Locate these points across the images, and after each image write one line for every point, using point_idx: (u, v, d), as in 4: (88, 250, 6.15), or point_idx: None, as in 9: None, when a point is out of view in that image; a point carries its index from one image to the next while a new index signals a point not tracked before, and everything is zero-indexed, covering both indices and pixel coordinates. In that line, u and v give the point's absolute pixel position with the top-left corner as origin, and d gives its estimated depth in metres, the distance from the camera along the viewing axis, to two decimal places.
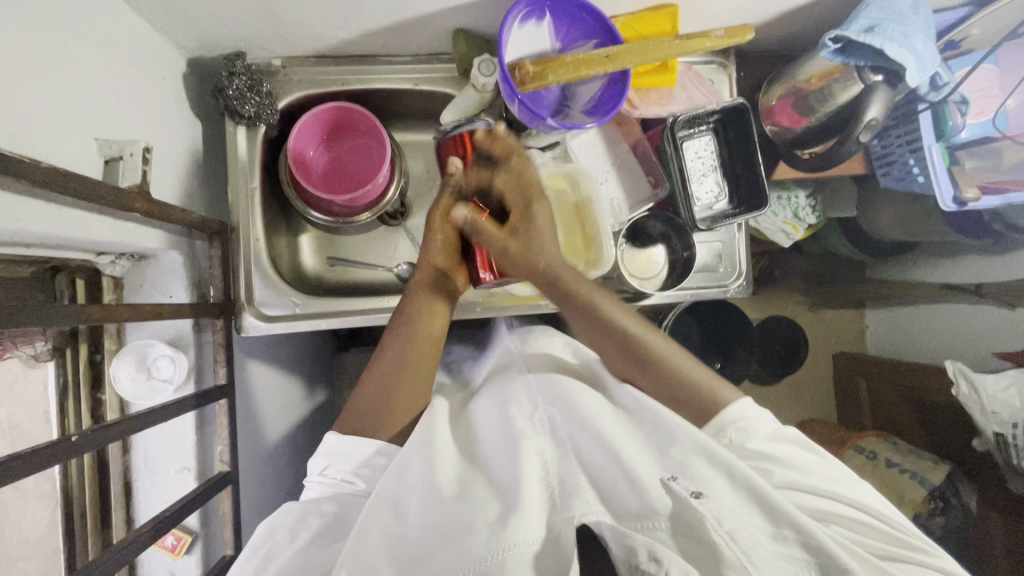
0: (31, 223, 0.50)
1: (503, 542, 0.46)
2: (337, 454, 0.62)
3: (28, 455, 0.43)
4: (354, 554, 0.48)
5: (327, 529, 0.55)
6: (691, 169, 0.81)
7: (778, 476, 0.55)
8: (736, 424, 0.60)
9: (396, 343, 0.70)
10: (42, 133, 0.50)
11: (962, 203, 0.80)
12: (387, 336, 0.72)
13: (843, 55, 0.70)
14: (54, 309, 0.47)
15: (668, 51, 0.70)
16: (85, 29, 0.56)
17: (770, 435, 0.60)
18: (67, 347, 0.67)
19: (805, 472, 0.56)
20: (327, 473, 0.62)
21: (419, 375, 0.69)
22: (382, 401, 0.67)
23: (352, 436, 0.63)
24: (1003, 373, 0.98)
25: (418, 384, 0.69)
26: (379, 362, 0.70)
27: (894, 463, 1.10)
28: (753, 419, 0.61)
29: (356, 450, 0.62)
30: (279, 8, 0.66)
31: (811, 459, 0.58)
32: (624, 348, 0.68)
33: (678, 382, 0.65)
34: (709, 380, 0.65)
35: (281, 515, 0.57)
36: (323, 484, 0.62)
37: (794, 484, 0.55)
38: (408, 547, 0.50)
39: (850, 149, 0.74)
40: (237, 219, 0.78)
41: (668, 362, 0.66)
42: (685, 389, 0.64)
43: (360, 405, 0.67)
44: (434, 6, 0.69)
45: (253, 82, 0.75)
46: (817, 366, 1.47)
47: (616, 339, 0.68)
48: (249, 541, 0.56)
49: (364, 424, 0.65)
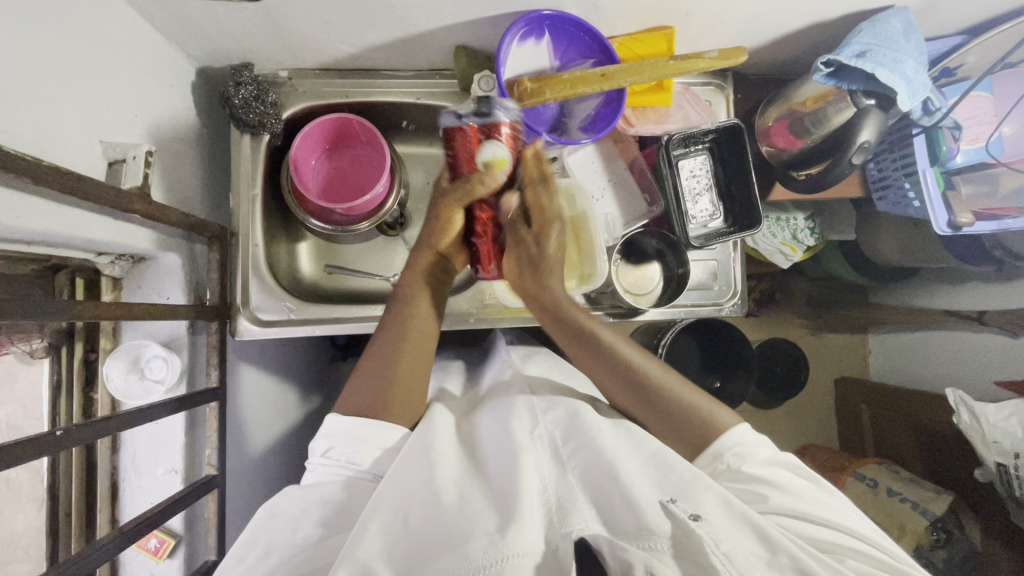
0: (32, 220, 0.51)
1: (505, 551, 0.46)
2: (341, 437, 0.62)
3: (13, 446, 0.43)
4: (350, 554, 0.48)
5: (329, 518, 0.56)
6: (686, 188, 0.82)
7: (772, 502, 0.55)
8: (735, 449, 0.60)
9: (395, 322, 0.70)
10: (47, 133, 0.51)
11: (956, 227, 0.80)
12: (383, 321, 0.72)
13: (835, 79, 0.72)
14: (48, 304, 0.47)
15: (662, 71, 0.71)
16: (96, 36, 0.58)
17: (768, 461, 0.59)
18: (64, 345, 0.68)
19: (801, 499, 0.55)
20: (329, 455, 0.62)
21: (422, 353, 0.69)
22: (384, 384, 0.66)
23: (358, 420, 0.63)
24: (1006, 403, 0.97)
25: (421, 366, 0.69)
26: (379, 340, 0.69)
27: (895, 492, 1.09)
28: (751, 445, 0.60)
29: (367, 434, 0.62)
30: (286, 22, 0.68)
31: (809, 488, 0.57)
32: (632, 387, 0.65)
33: (669, 406, 0.64)
34: (703, 404, 0.64)
35: (283, 501, 0.58)
36: (326, 466, 0.62)
37: (788, 511, 0.54)
38: (408, 550, 0.50)
39: (843, 170, 0.76)
40: (237, 225, 0.80)
41: (672, 396, 0.64)
42: (673, 410, 0.63)
43: (366, 389, 0.66)
44: (436, 23, 0.71)
45: (258, 92, 0.77)
46: (820, 392, 1.45)
47: (619, 376, 0.66)
48: (249, 526, 0.57)
49: (372, 410, 0.64)
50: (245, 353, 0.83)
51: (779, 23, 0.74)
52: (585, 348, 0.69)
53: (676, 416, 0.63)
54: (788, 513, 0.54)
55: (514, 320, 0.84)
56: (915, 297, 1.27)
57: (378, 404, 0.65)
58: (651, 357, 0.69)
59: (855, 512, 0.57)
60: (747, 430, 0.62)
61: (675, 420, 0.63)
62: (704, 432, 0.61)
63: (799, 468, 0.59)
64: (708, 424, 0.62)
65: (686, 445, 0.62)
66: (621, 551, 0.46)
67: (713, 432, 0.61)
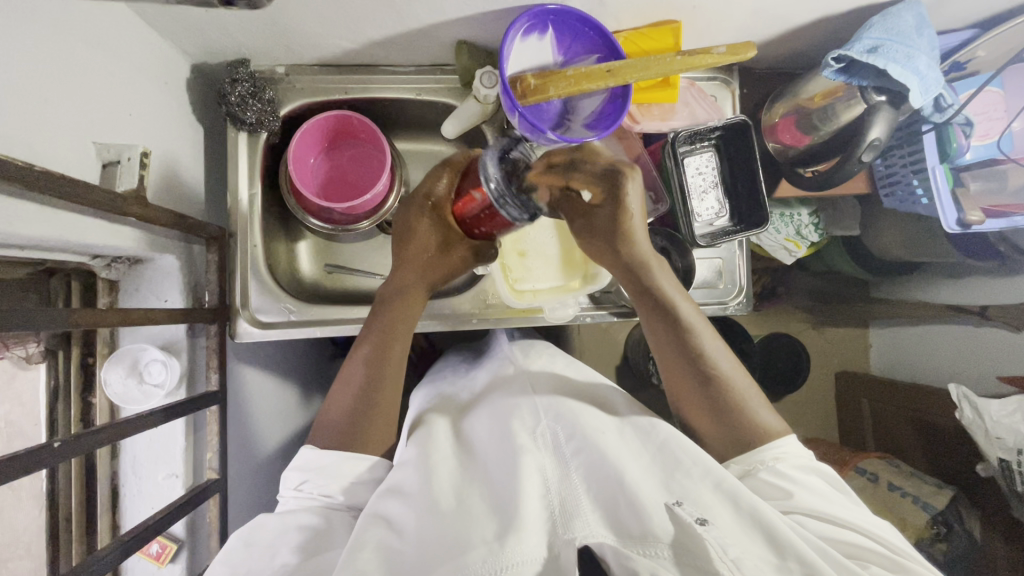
0: (26, 226, 0.49)
1: (503, 561, 0.46)
2: (314, 470, 0.61)
3: (10, 460, 0.42)
4: (349, 565, 0.47)
5: (307, 542, 0.55)
6: (691, 185, 0.80)
7: (798, 500, 0.55)
8: (776, 453, 0.60)
9: (373, 339, 0.67)
10: (38, 137, 0.49)
11: (966, 225, 0.79)
12: (365, 330, 0.69)
13: (845, 74, 0.70)
14: (43, 313, 0.46)
15: (671, 67, 0.69)
16: (87, 32, 0.57)
17: (802, 465, 0.59)
18: (60, 349, 0.67)
19: (828, 501, 0.55)
20: (303, 488, 0.61)
21: (395, 378, 0.67)
22: (360, 418, 0.64)
23: (334, 456, 0.62)
24: (1009, 398, 0.96)
25: (392, 398, 0.67)
26: (355, 357, 0.67)
27: (896, 486, 1.08)
28: (790, 454, 0.60)
29: (345, 468, 0.61)
30: (285, 18, 0.67)
31: (839, 496, 0.57)
32: (699, 381, 0.63)
33: (730, 405, 0.62)
34: (771, 422, 0.63)
35: (259, 528, 0.56)
36: (299, 498, 0.61)
37: (813, 512, 0.54)
38: (405, 562, 0.48)
39: (854, 168, 0.76)
40: (235, 224, 0.78)
41: (739, 401, 0.63)
42: (731, 410, 0.62)
43: (337, 420, 0.64)
44: (437, 18, 0.69)
45: (255, 89, 0.75)
46: (820, 385, 1.45)
47: (695, 374, 0.63)
48: (220, 552, 0.55)
49: (344, 441, 0.63)
50: (246, 355, 0.82)
51: (787, 18, 0.73)
52: (672, 340, 0.65)
53: (733, 417, 0.62)
54: (812, 513, 0.54)
55: (518, 320, 0.84)
56: (918, 291, 1.27)
57: (350, 437, 0.63)
58: (736, 366, 0.65)
59: (883, 523, 0.56)
60: (793, 441, 0.62)
61: (728, 418, 0.62)
62: (751, 437, 0.61)
63: (835, 479, 0.59)
64: (756, 432, 0.62)
65: (725, 440, 0.63)
66: (626, 560, 0.48)
67: (760, 440, 0.61)
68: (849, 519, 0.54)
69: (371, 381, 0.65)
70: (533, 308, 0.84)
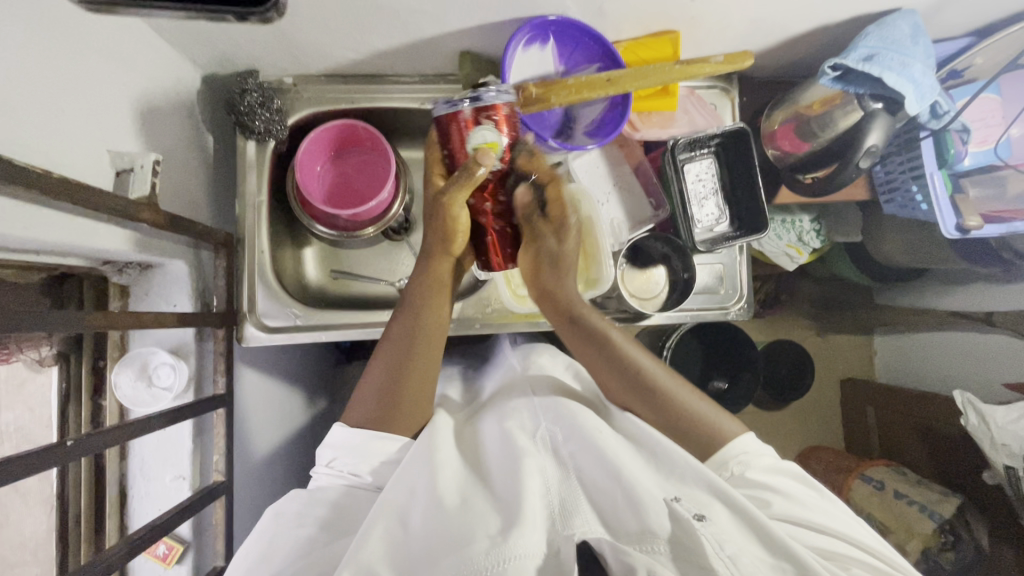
0: (41, 231, 0.51)
1: (505, 553, 0.46)
2: (344, 448, 0.63)
3: (26, 457, 0.43)
4: (355, 558, 0.48)
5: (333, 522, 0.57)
6: (692, 192, 0.81)
7: (776, 508, 0.55)
8: (739, 457, 0.60)
9: (405, 322, 0.68)
10: (55, 146, 0.51)
11: (964, 230, 0.80)
12: (394, 318, 0.70)
13: (842, 82, 0.72)
14: (57, 315, 0.47)
15: (669, 75, 0.70)
16: (104, 45, 0.59)
17: (769, 468, 0.60)
18: (72, 353, 0.68)
19: (803, 506, 0.56)
20: (334, 465, 0.63)
21: (428, 358, 0.67)
22: (392, 397, 0.65)
23: (364, 436, 0.63)
24: (1014, 405, 0.96)
25: (425, 384, 0.66)
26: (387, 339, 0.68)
27: (901, 494, 1.07)
28: (754, 454, 0.61)
29: (372, 447, 0.62)
30: (293, 30, 0.69)
31: (809, 495, 0.58)
32: (648, 399, 0.65)
33: (678, 420, 0.63)
34: (726, 426, 0.63)
35: (288, 502, 0.58)
36: (330, 475, 0.63)
37: (790, 518, 0.55)
38: (409, 556, 0.49)
39: (850, 174, 0.78)
40: (243, 230, 0.80)
41: (694, 415, 0.64)
42: (673, 414, 0.64)
43: (370, 401, 0.65)
44: (441, 29, 0.71)
45: (264, 98, 0.77)
46: (826, 392, 1.44)
47: (643, 393, 0.65)
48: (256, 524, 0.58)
49: (376, 422, 0.64)
50: (252, 359, 0.83)
51: (784, 27, 0.74)
52: (612, 372, 0.67)
53: (688, 426, 0.63)
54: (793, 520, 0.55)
55: (521, 324, 0.84)
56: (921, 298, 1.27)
57: (382, 419, 0.64)
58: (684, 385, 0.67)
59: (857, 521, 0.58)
60: (751, 440, 0.62)
61: (668, 417, 0.64)
62: (713, 440, 0.62)
63: (802, 476, 0.59)
64: (713, 435, 0.62)
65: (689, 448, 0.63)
66: (625, 556, 0.48)
67: (721, 439, 0.62)
68: (826, 523, 0.55)
69: (401, 356, 0.66)
70: (535, 313, 0.84)
